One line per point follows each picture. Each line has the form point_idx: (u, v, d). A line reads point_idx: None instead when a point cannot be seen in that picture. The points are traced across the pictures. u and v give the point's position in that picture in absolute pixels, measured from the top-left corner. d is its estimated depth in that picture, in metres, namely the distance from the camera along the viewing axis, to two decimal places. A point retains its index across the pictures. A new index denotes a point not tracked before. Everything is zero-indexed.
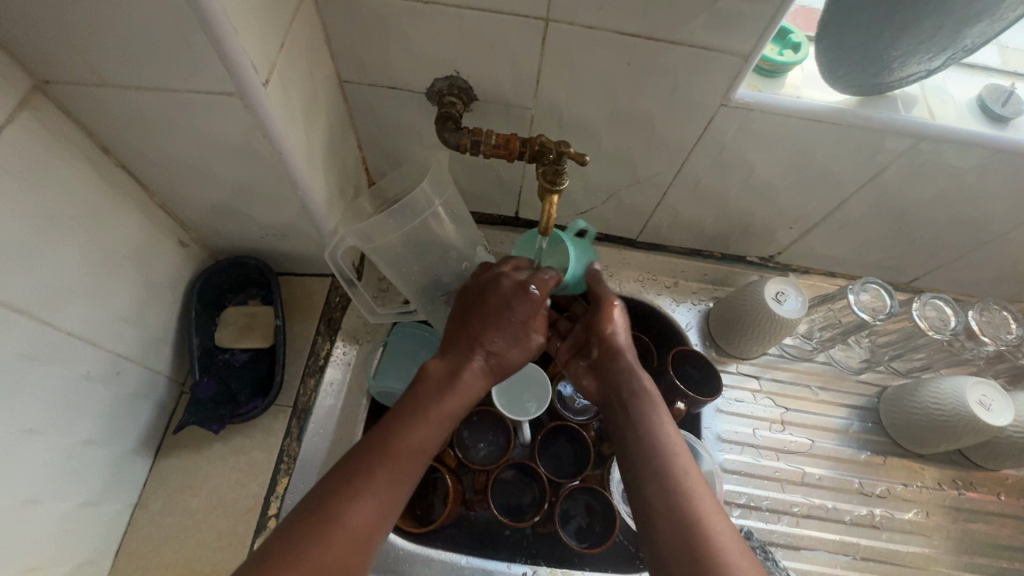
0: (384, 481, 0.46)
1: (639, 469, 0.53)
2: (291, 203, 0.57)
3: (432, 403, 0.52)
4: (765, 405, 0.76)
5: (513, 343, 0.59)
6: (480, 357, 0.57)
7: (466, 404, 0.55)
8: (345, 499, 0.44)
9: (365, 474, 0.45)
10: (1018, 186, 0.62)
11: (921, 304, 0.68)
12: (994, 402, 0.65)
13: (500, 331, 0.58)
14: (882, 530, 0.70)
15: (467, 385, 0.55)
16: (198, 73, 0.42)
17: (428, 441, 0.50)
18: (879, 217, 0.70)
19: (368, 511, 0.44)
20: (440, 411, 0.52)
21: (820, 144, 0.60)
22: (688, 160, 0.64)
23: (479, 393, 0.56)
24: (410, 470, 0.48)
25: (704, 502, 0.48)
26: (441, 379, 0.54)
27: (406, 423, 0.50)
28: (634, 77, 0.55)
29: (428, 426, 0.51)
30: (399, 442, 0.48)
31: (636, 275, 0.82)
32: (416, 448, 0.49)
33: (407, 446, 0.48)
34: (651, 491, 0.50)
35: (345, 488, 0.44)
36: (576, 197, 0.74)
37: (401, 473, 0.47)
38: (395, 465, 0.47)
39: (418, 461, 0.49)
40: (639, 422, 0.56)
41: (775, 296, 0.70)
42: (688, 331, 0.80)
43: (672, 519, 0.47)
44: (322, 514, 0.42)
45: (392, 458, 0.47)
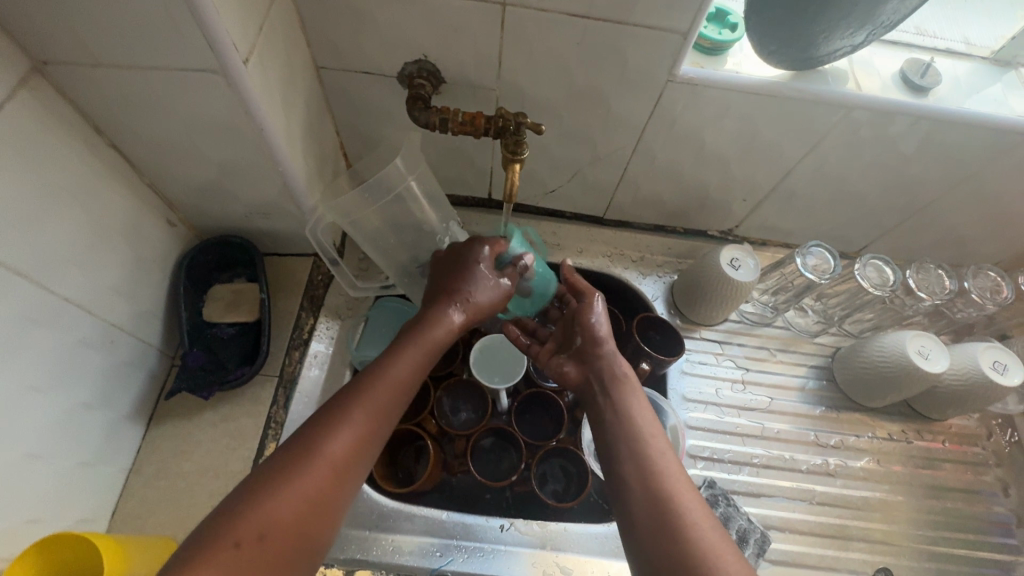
0: (363, 421, 0.49)
1: (619, 446, 0.55)
2: (273, 180, 0.61)
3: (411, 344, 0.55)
4: (727, 367, 0.81)
5: (485, 284, 0.60)
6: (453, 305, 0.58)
7: (442, 346, 0.57)
8: (326, 435, 0.47)
9: (346, 413, 0.49)
10: (944, 151, 0.68)
11: (862, 265, 0.73)
12: (931, 352, 0.71)
13: (472, 282, 0.60)
14: (836, 477, 0.75)
15: (440, 330, 0.57)
16: (183, 52, 0.46)
17: (406, 380, 0.53)
18: (823, 186, 0.75)
19: (346, 445, 0.47)
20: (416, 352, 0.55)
21: (762, 116, 0.65)
22: (644, 136, 0.69)
23: (453, 332, 0.58)
24: (388, 409, 0.51)
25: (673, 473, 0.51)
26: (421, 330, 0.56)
27: (386, 368, 0.53)
28: (588, 57, 0.60)
29: (406, 370, 0.54)
30: (379, 383, 0.51)
31: (604, 251, 0.86)
32: (394, 390, 0.52)
33: (384, 385, 0.52)
34: (628, 465, 0.53)
35: (327, 426, 0.48)
36: (544, 176, 0.79)
37: (379, 413, 0.50)
38: (373, 406, 0.50)
39: (393, 398, 0.52)
40: (619, 405, 0.58)
41: (730, 262, 0.75)
42: (655, 302, 0.85)
43: (641, 484, 0.51)
44: (305, 447, 0.46)
45: (370, 400, 0.50)
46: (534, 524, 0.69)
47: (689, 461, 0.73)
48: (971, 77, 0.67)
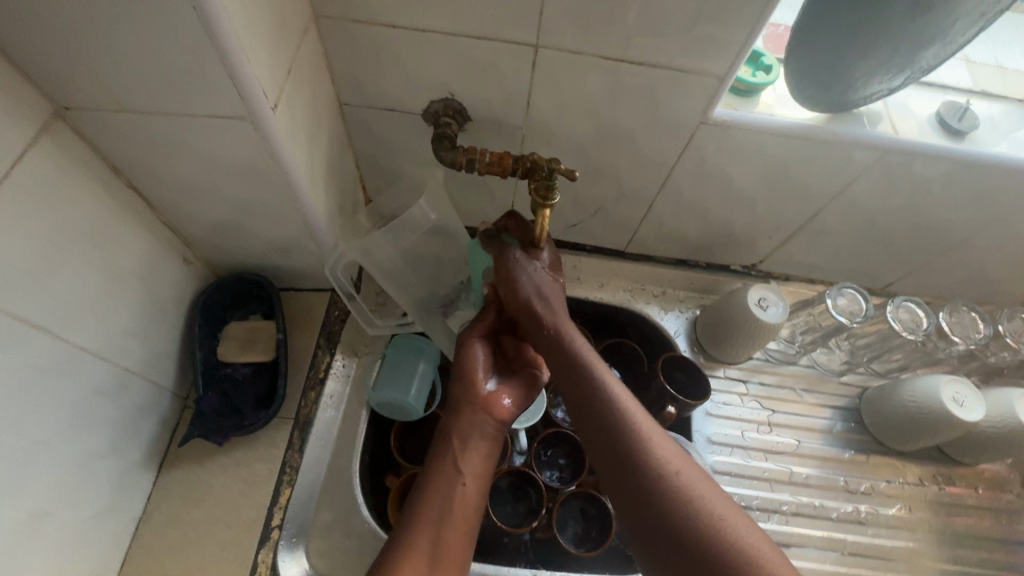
0: (421, 551, 0.47)
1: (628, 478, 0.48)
2: (294, 220, 0.60)
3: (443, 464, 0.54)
4: (752, 408, 0.78)
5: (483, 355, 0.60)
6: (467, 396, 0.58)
7: (480, 432, 0.56)
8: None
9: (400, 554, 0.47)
10: (980, 194, 0.66)
11: (894, 306, 0.72)
12: (966, 398, 0.69)
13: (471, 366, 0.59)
14: (868, 525, 0.73)
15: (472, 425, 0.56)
16: (211, 98, 0.44)
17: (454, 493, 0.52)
18: (853, 225, 0.74)
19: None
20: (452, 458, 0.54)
21: (794, 157, 0.64)
22: (672, 174, 0.68)
23: (488, 418, 0.57)
24: (442, 524, 0.49)
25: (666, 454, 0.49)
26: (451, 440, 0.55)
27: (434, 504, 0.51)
28: (619, 98, 0.58)
29: (449, 480, 0.52)
30: (430, 518, 0.49)
31: (624, 285, 0.85)
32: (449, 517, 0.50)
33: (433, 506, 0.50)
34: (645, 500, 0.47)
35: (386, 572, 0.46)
36: (567, 211, 0.77)
37: (436, 539, 0.48)
38: (426, 531, 0.49)
39: (454, 527, 0.50)
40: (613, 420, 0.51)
41: (758, 302, 0.73)
42: (677, 338, 0.83)
43: (639, 482, 0.47)
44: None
45: (421, 527, 0.49)
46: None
47: None
48: (1007, 120, 0.66)
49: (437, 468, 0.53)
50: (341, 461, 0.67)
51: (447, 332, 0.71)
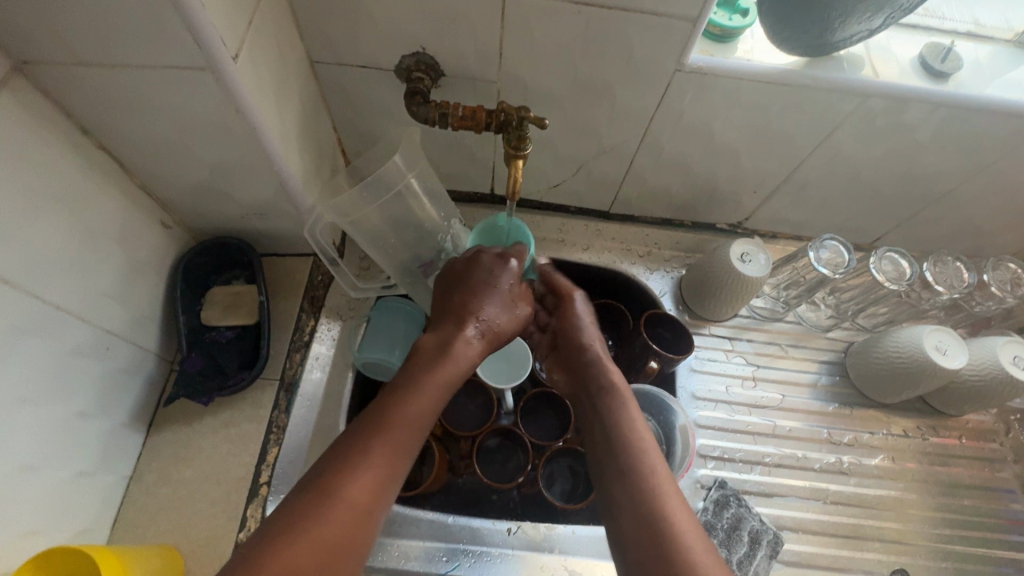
0: (386, 453, 0.47)
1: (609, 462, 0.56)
2: (269, 181, 0.59)
3: (429, 378, 0.52)
4: (738, 364, 0.79)
5: (503, 311, 0.59)
6: (471, 330, 0.56)
7: (464, 374, 0.54)
8: (352, 472, 0.45)
9: (366, 454, 0.46)
10: (965, 139, 0.65)
11: (877, 259, 0.71)
12: (949, 346, 0.69)
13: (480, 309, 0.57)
14: (851, 475, 0.73)
15: (461, 357, 0.54)
16: (169, 48, 0.44)
17: (424, 412, 0.51)
18: (836, 177, 0.73)
19: (368, 483, 0.45)
20: (435, 380, 0.52)
21: (775, 105, 0.62)
22: (650, 128, 0.67)
23: (475, 361, 0.55)
24: (411, 438, 0.49)
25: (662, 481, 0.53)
26: (444, 366, 0.53)
27: (406, 404, 0.50)
28: (592, 46, 0.57)
29: (427, 393, 0.51)
30: (397, 419, 0.49)
31: (609, 246, 0.85)
32: (411, 422, 0.49)
33: (405, 417, 0.49)
34: (619, 484, 0.53)
35: (353, 465, 0.45)
36: (548, 171, 0.77)
37: (405, 447, 0.48)
38: (401, 442, 0.48)
39: (412, 432, 0.49)
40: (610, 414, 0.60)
41: (740, 256, 0.72)
42: (662, 298, 0.83)
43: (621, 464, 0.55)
44: (323, 491, 0.44)
45: (399, 434, 0.48)
46: (541, 527, 0.67)
47: (699, 460, 0.72)
48: (993, 61, 0.64)
49: (419, 376, 0.52)
50: (328, 420, 0.68)
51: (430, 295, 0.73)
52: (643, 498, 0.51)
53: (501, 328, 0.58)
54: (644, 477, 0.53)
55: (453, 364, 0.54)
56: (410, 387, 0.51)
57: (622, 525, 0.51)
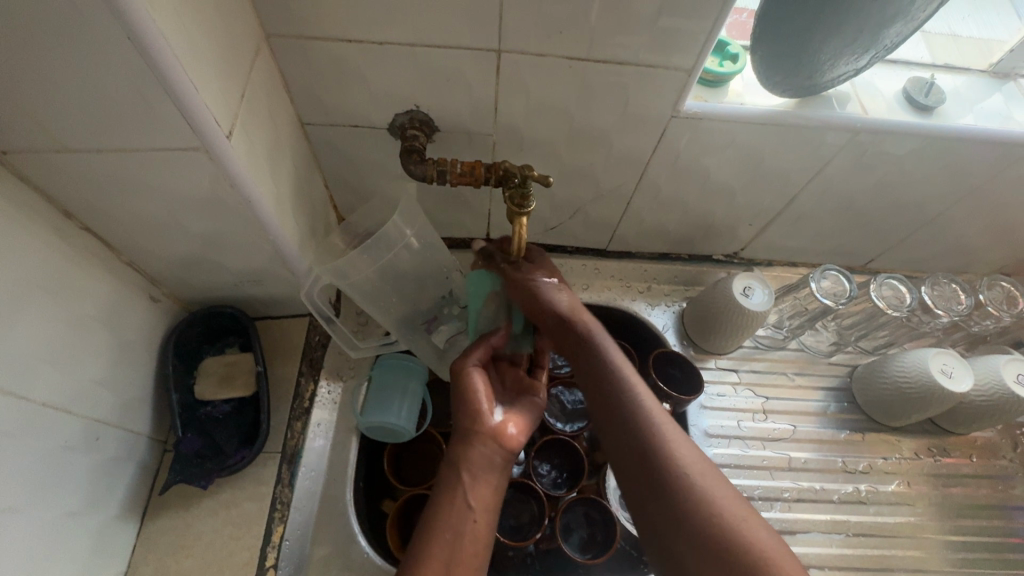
0: None
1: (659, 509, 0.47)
2: (264, 249, 0.57)
3: (452, 496, 0.52)
4: (746, 396, 0.78)
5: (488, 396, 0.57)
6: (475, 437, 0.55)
7: (482, 475, 0.54)
8: None
9: None
10: (952, 166, 0.66)
11: (878, 285, 0.72)
12: (954, 369, 0.69)
13: (512, 288, 0.61)
14: (869, 505, 0.73)
15: (475, 463, 0.54)
16: (159, 130, 0.42)
17: (463, 525, 0.51)
18: (829, 207, 0.74)
19: None
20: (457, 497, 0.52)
21: (768, 144, 0.63)
22: (647, 171, 0.67)
23: (492, 460, 0.55)
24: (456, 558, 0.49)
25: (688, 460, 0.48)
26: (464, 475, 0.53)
27: (434, 527, 0.50)
28: (588, 98, 0.57)
29: (459, 516, 0.51)
30: (431, 545, 0.49)
31: (609, 283, 0.85)
32: (447, 541, 0.49)
33: (440, 539, 0.49)
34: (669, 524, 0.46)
35: None
36: (544, 215, 0.76)
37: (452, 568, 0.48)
38: (443, 563, 0.48)
39: (454, 549, 0.49)
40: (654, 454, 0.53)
41: (741, 291, 0.73)
42: (665, 333, 0.83)
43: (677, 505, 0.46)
44: None
45: (437, 557, 0.48)
46: None
47: None
48: (971, 91, 0.66)
49: (443, 499, 0.52)
50: (335, 490, 0.65)
51: (432, 347, 0.70)
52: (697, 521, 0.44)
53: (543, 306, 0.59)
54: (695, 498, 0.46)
55: (472, 470, 0.54)
56: (438, 509, 0.52)
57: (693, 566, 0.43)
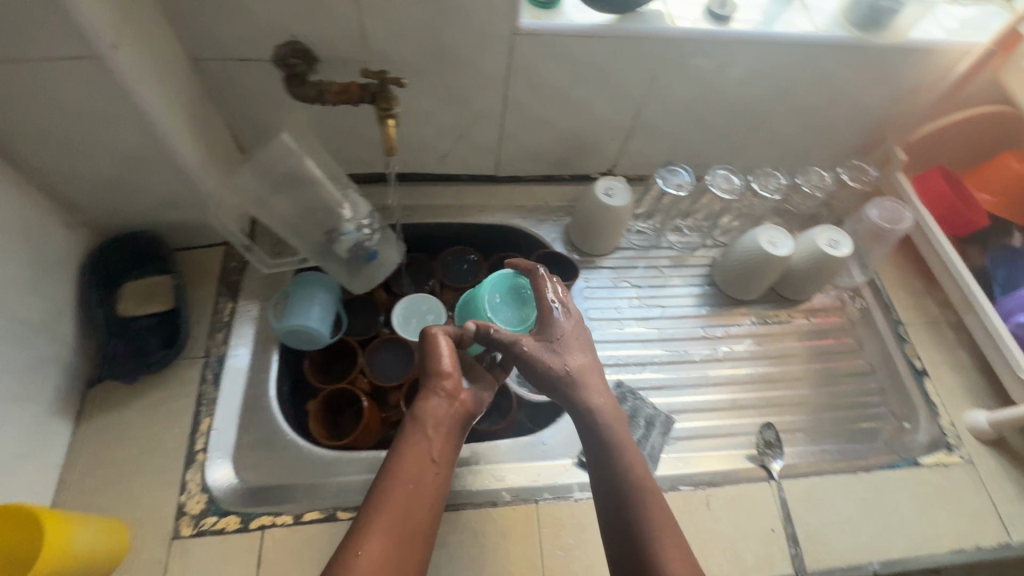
0: (388, 527, 0.54)
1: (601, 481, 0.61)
2: (167, 168, 0.65)
3: (413, 452, 0.59)
4: (624, 287, 0.92)
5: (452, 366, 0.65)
6: (436, 397, 0.63)
7: (441, 435, 0.62)
8: (366, 538, 0.53)
9: (377, 521, 0.54)
10: (759, 70, 0.80)
11: (712, 177, 0.85)
12: (779, 240, 0.84)
13: (533, 357, 0.65)
14: (725, 361, 0.87)
15: (435, 423, 0.62)
16: (51, 42, 0.49)
17: (418, 475, 0.58)
18: (672, 117, 0.87)
19: (379, 545, 0.53)
20: (419, 453, 0.59)
21: (604, 57, 0.75)
22: (509, 90, 0.78)
23: (445, 420, 0.62)
24: (413, 502, 0.56)
25: (647, 478, 0.60)
26: (428, 432, 0.61)
27: (397, 475, 0.57)
28: (441, 21, 0.68)
29: (423, 468, 0.59)
30: (394, 492, 0.56)
31: (503, 205, 0.96)
32: (409, 489, 0.57)
33: (401, 486, 0.57)
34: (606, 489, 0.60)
35: (366, 533, 0.53)
36: (433, 142, 0.86)
37: (408, 512, 0.56)
38: (401, 507, 0.55)
39: (411, 492, 0.57)
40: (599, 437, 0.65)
41: (604, 191, 0.85)
42: (554, 243, 0.95)
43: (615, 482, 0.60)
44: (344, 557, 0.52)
45: (397, 501, 0.55)
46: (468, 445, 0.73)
47: None
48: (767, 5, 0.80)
49: (405, 451, 0.59)
50: (259, 386, 0.74)
51: (344, 267, 0.80)
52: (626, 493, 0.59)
53: (549, 370, 0.65)
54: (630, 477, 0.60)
55: (434, 428, 0.61)
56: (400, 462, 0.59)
57: (616, 530, 0.58)
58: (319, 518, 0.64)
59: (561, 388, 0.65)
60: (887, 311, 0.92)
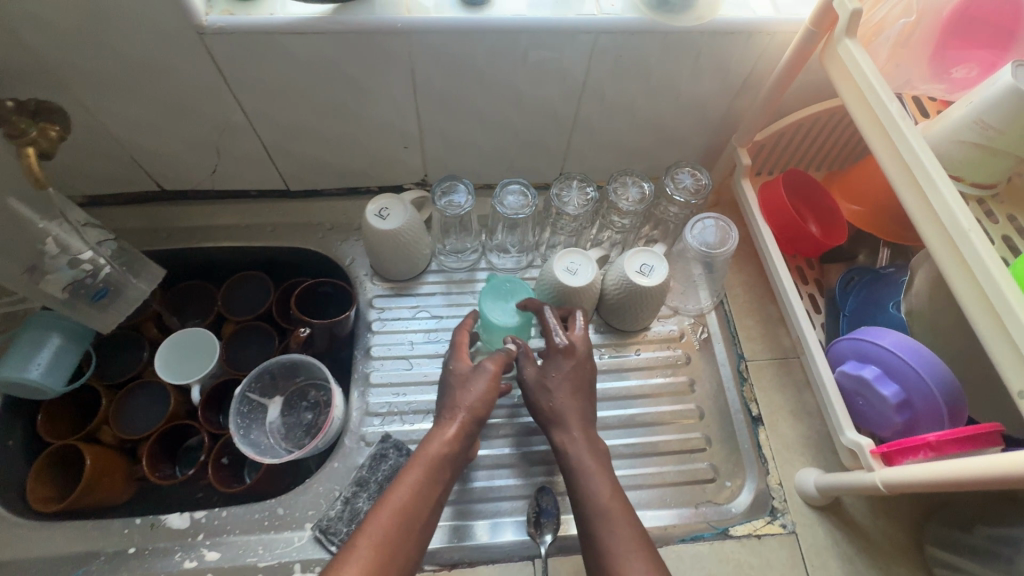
0: (369, 559, 0.47)
1: (581, 527, 0.56)
2: None
3: (410, 470, 0.55)
4: (423, 318, 0.80)
5: (468, 385, 0.61)
6: (449, 421, 0.59)
7: (448, 457, 0.57)
8: (345, 563, 0.47)
9: (353, 550, 0.48)
10: (543, 63, 0.66)
11: (501, 192, 0.73)
12: (580, 266, 0.71)
13: (525, 384, 0.66)
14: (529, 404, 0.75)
15: (444, 442, 0.58)
16: None
17: (406, 500, 0.53)
18: (463, 121, 0.74)
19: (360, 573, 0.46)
20: (414, 476, 0.55)
21: (334, 56, 0.62)
22: (240, 98, 0.67)
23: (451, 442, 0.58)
24: (403, 530, 0.51)
25: (602, 499, 0.56)
26: (427, 455, 0.56)
27: (388, 495, 0.53)
28: (101, 24, 0.56)
29: (415, 508, 0.53)
30: (382, 515, 0.51)
31: (300, 224, 0.85)
32: (398, 513, 0.51)
33: (393, 510, 0.51)
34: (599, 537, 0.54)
35: (340, 560, 0.47)
36: (190, 157, 0.76)
37: (392, 540, 0.50)
38: (387, 536, 0.50)
39: (397, 519, 0.51)
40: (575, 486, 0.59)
41: (378, 212, 0.72)
42: (353, 266, 0.83)
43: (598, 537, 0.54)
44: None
45: (378, 529, 0.50)
46: (190, 515, 0.64)
47: (363, 420, 0.72)
48: None
49: (405, 472, 0.55)
50: None
51: (82, 309, 0.70)
52: (601, 550, 0.53)
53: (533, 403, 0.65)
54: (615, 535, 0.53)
55: (434, 451, 0.57)
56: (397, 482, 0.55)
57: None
58: None
59: (544, 424, 0.64)
60: (730, 342, 0.78)
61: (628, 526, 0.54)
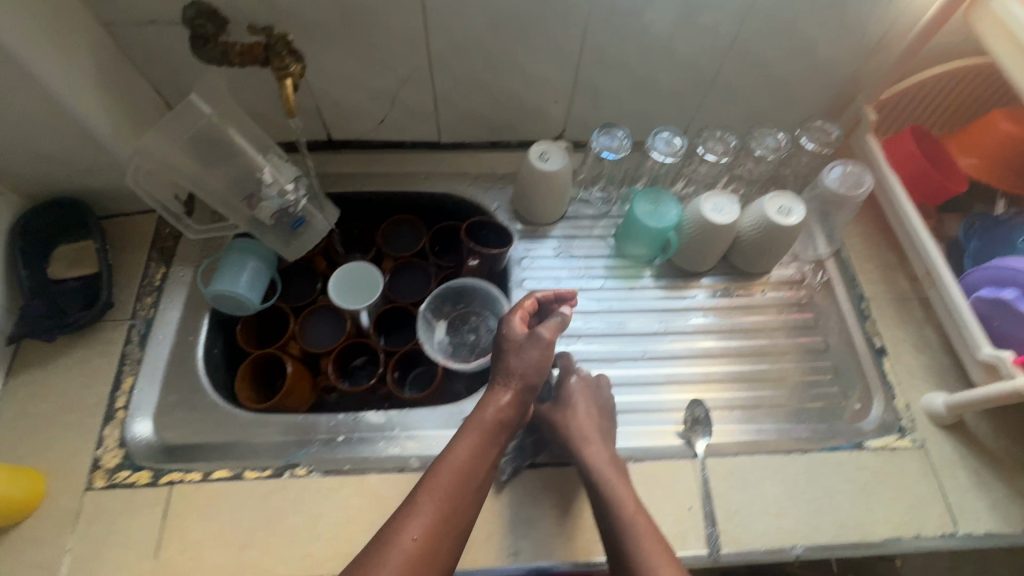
0: (429, 514, 0.54)
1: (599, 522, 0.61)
2: (69, 130, 0.66)
3: (466, 432, 0.61)
4: (565, 258, 0.88)
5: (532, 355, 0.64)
6: (499, 387, 0.64)
7: (501, 421, 0.62)
8: (407, 518, 0.53)
9: (415, 506, 0.55)
10: (701, 22, 0.74)
11: (653, 140, 0.81)
12: (724, 207, 0.78)
13: (569, 393, 0.72)
14: (666, 334, 0.83)
15: (495, 408, 0.63)
16: None
17: (466, 459, 0.59)
18: (614, 77, 0.82)
19: (417, 527, 0.53)
20: (471, 436, 0.60)
21: (524, 11, 0.71)
22: (431, 50, 0.76)
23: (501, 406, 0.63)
24: (463, 489, 0.57)
25: (628, 504, 0.61)
26: (483, 420, 0.62)
27: (448, 455, 0.59)
28: None
29: (473, 464, 0.59)
30: (445, 469, 0.57)
31: (448, 173, 0.94)
32: (456, 468, 0.58)
33: (448, 470, 0.57)
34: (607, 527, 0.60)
35: (406, 511, 0.54)
36: (367, 107, 0.85)
37: (454, 495, 0.56)
38: (448, 490, 0.56)
39: (456, 477, 0.57)
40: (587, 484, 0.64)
41: (543, 154, 0.81)
42: (498, 212, 0.91)
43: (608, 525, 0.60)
44: (387, 536, 0.52)
45: (442, 484, 0.56)
46: (387, 412, 0.73)
47: None
48: None
49: (460, 433, 0.61)
50: (184, 349, 0.75)
51: (276, 237, 0.80)
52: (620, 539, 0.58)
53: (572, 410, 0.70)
54: (631, 524, 0.59)
55: (491, 417, 0.62)
56: (451, 445, 0.60)
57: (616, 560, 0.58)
58: (227, 476, 0.66)
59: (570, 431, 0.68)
60: (849, 285, 0.86)
61: (640, 515, 0.60)
